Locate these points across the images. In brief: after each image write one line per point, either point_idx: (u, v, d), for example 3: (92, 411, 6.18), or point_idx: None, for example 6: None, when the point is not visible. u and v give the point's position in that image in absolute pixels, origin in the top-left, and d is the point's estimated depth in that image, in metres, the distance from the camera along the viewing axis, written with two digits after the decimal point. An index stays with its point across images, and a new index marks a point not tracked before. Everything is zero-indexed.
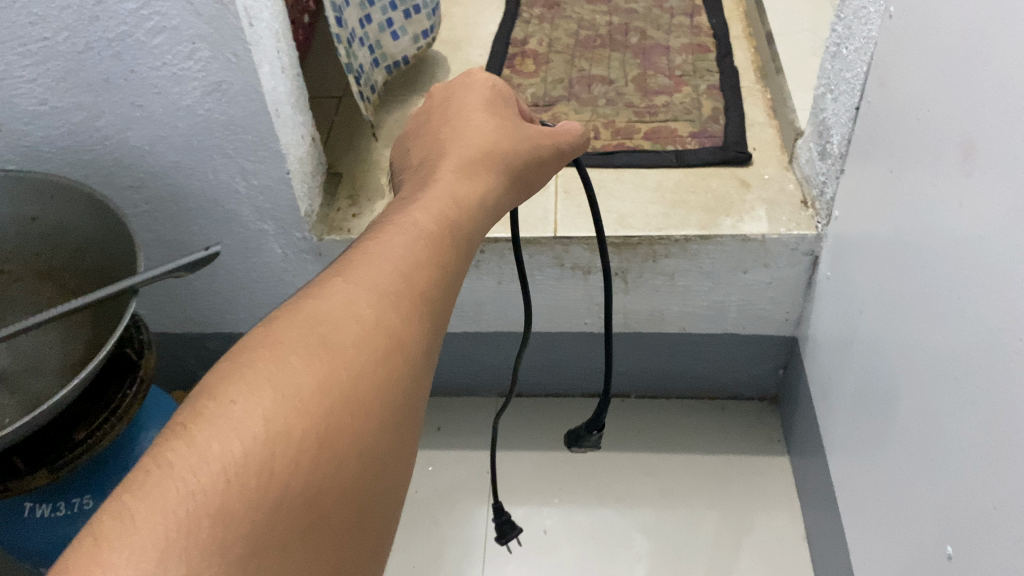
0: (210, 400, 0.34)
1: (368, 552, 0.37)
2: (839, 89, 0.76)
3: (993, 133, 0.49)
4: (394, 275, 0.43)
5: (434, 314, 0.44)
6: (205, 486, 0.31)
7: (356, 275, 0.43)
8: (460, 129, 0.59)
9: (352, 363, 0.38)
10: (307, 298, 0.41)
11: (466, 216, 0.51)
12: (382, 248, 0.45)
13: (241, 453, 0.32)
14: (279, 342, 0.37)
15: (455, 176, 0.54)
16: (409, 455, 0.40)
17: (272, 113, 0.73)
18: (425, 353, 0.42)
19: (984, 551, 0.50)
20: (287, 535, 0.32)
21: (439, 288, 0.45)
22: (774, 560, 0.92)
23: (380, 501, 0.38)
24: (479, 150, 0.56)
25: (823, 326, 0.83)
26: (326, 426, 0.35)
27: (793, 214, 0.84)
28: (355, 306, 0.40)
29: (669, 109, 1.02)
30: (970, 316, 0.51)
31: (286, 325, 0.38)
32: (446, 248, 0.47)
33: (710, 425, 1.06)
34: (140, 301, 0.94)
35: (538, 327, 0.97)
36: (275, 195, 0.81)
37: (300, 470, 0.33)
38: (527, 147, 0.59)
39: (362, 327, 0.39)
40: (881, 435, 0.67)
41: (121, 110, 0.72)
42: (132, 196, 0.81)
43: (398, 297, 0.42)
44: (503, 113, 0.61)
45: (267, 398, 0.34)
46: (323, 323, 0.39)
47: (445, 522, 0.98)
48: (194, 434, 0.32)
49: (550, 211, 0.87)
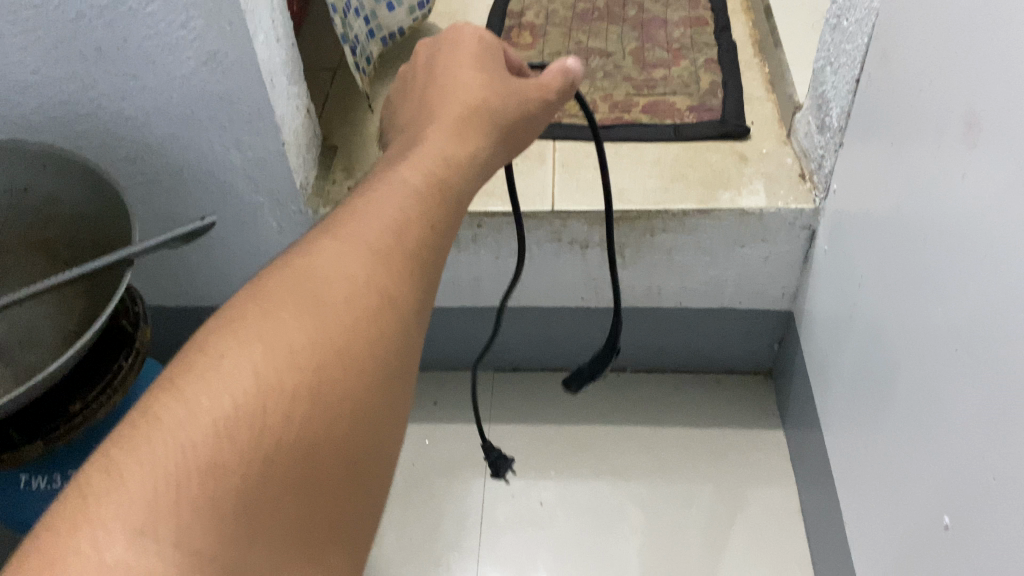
0: (200, 359, 0.34)
1: (363, 506, 0.37)
2: (839, 62, 0.75)
3: (997, 106, 0.49)
4: (385, 232, 0.43)
5: (427, 271, 0.44)
6: (194, 440, 0.31)
7: (346, 232, 0.43)
8: (454, 86, 0.58)
9: (342, 320, 0.38)
10: (298, 257, 0.41)
11: (458, 175, 0.51)
12: (373, 204, 0.45)
13: (229, 408, 0.33)
14: (268, 300, 0.38)
15: (447, 134, 0.54)
16: (404, 411, 0.41)
17: (266, 83, 0.72)
18: (418, 309, 0.42)
19: (981, 522, 0.50)
20: (279, 488, 0.33)
21: (433, 243, 0.45)
22: (769, 534, 0.92)
23: (377, 454, 0.38)
24: (471, 109, 0.56)
25: (820, 301, 0.83)
26: (316, 382, 0.35)
27: (791, 188, 0.83)
28: (344, 265, 0.41)
29: (668, 82, 1.01)
30: (971, 288, 0.51)
31: (275, 283, 0.39)
32: (438, 205, 0.47)
33: (706, 399, 1.07)
34: (135, 274, 0.93)
35: (535, 302, 0.97)
36: (271, 168, 0.80)
37: (289, 425, 0.33)
38: (520, 103, 0.59)
39: (352, 284, 0.40)
40: (879, 408, 0.67)
41: (115, 80, 0.71)
42: (126, 168, 0.80)
43: (390, 252, 0.42)
44: (495, 68, 0.60)
45: (255, 354, 0.35)
46: (313, 281, 0.39)
47: (441, 496, 0.98)
48: (183, 390, 0.33)
49: (548, 185, 0.87)
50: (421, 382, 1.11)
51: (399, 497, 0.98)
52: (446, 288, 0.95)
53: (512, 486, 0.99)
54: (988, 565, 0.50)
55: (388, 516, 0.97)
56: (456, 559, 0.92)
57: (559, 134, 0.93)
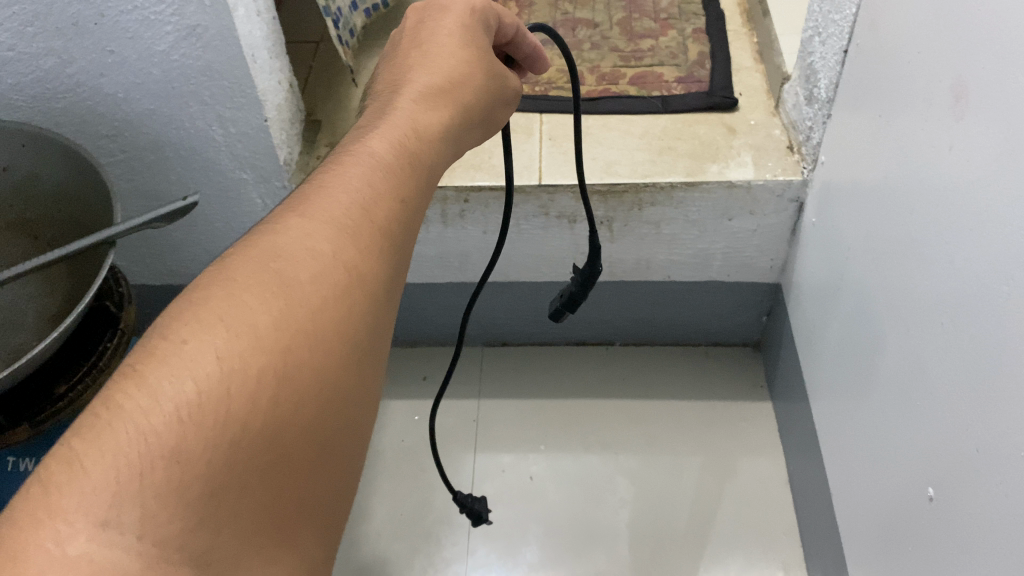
0: (161, 341, 0.32)
1: (332, 489, 0.36)
2: (827, 32, 0.75)
3: (985, 77, 0.48)
4: (351, 211, 0.42)
5: (394, 249, 0.43)
6: (158, 426, 0.29)
7: (310, 211, 0.41)
8: (427, 58, 0.57)
9: (308, 300, 0.36)
10: (262, 236, 0.39)
11: (427, 152, 0.50)
12: (339, 181, 0.44)
13: (195, 392, 0.30)
14: (230, 281, 0.36)
15: (415, 111, 0.53)
16: (373, 391, 0.39)
17: (247, 57, 0.71)
18: (386, 289, 0.41)
19: (966, 494, 0.51)
20: (247, 473, 0.31)
21: (401, 220, 0.44)
22: (756, 504, 0.93)
23: (346, 435, 0.36)
24: (445, 82, 0.55)
25: (808, 273, 0.83)
26: (284, 363, 0.34)
27: (779, 159, 0.83)
28: (309, 243, 0.39)
29: (655, 53, 1.00)
30: (958, 262, 0.51)
31: (237, 264, 0.37)
32: (405, 183, 0.46)
33: (693, 371, 1.07)
34: (119, 252, 0.92)
35: (523, 277, 0.97)
36: (254, 143, 0.79)
37: (258, 408, 0.32)
38: (489, 82, 0.58)
39: (318, 263, 0.38)
40: (865, 380, 0.67)
41: (93, 56, 0.70)
42: (107, 145, 0.79)
43: (358, 229, 0.41)
44: (477, 42, 0.59)
45: (219, 335, 0.33)
46: (279, 260, 0.38)
47: (431, 470, 0.99)
48: (144, 373, 0.31)
49: (535, 158, 0.86)
50: (411, 357, 1.11)
51: (390, 472, 0.99)
52: (434, 263, 0.94)
53: (502, 460, 0.99)
54: (972, 535, 0.50)
55: (378, 490, 0.97)
56: (447, 533, 0.93)
57: (546, 107, 0.92)
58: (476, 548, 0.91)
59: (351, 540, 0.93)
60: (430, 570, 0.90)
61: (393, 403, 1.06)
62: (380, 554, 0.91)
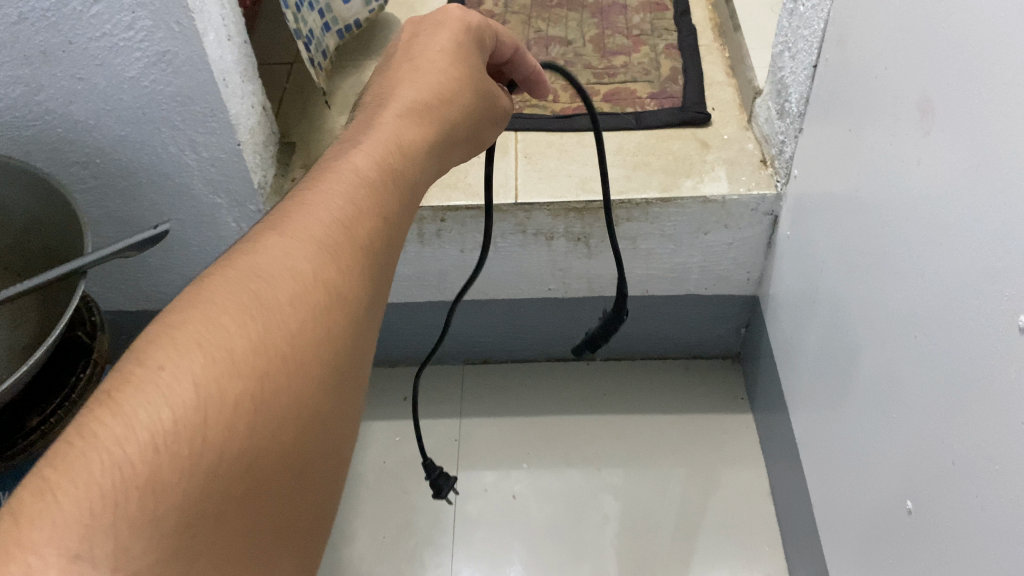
0: (137, 365, 0.31)
1: (307, 515, 0.35)
2: (796, 47, 0.75)
3: (951, 90, 0.49)
4: (333, 230, 0.41)
5: (374, 270, 0.42)
6: (133, 455, 0.28)
7: (290, 229, 0.41)
8: (417, 71, 0.57)
9: (286, 324, 0.36)
10: (241, 253, 0.39)
11: (409, 169, 0.49)
12: (320, 197, 0.43)
13: (171, 419, 0.30)
14: (208, 302, 0.35)
15: (398, 124, 0.52)
16: (352, 415, 0.39)
17: (219, 82, 0.71)
18: (365, 311, 0.41)
19: (943, 507, 0.51)
20: (223, 504, 0.30)
21: (382, 239, 0.44)
22: (739, 516, 0.93)
23: (323, 461, 0.36)
24: (430, 99, 0.55)
25: (784, 285, 0.84)
26: (260, 390, 0.33)
27: (752, 173, 0.84)
28: (288, 263, 0.38)
29: (629, 69, 1.00)
30: (929, 275, 0.52)
31: (214, 283, 0.36)
32: (386, 203, 0.46)
33: (675, 385, 1.07)
34: (93, 278, 0.91)
35: (502, 294, 0.96)
36: (227, 167, 0.78)
37: (233, 437, 0.31)
38: (471, 103, 0.58)
39: (297, 285, 0.38)
40: (842, 392, 0.67)
41: (62, 83, 0.69)
42: (78, 172, 0.78)
43: (339, 249, 0.41)
44: (463, 58, 0.59)
45: (197, 361, 0.32)
46: (257, 280, 0.37)
47: (414, 491, 0.98)
48: (120, 400, 0.30)
49: (511, 176, 0.86)
50: (391, 377, 1.10)
51: (372, 494, 0.98)
52: (412, 283, 0.94)
53: (485, 479, 0.98)
54: (949, 545, 0.50)
55: (360, 513, 0.96)
56: (431, 555, 0.92)
57: (521, 125, 0.92)
58: (459, 568, 0.90)
59: (333, 564, 0.92)
60: None
61: (373, 424, 1.05)
62: None
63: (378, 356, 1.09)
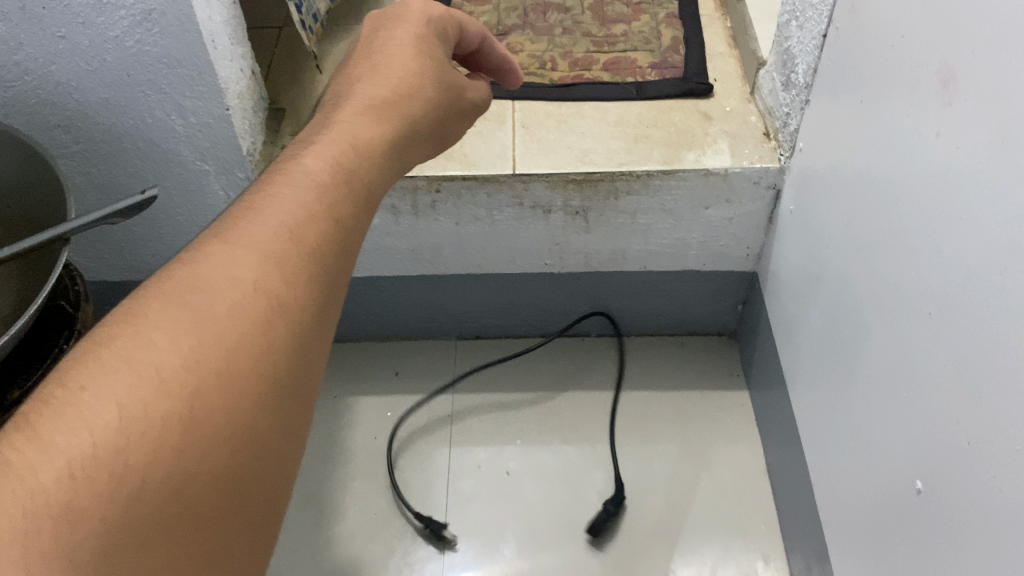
0: (58, 387, 0.29)
1: (251, 537, 0.33)
2: (804, 16, 0.73)
3: (976, 60, 0.47)
4: (280, 234, 0.39)
5: (330, 272, 0.40)
6: (46, 485, 0.26)
7: (237, 233, 0.38)
8: (380, 65, 0.55)
9: (224, 338, 0.34)
10: (182, 262, 0.37)
11: (368, 168, 0.47)
12: (271, 198, 0.41)
13: (91, 443, 0.28)
14: (139, 318, 0.33)
15: (360, 120, 0.50)
16: (302, 428, 0.37)
17: (208, 44, 0.68)
18: (316, 320, 0.38)
19: (956, 489, 0.50)
20: (149, 532, 0.28)
21: (339, 240, 0.41)
22: (734, 494, 0.92)
23: (267, 478, 0.34)
24: (393, 94, 0.53)
25: (785, 261, 0.82)
26: (194, 406, 0.31)
27: (756, 147, 0.82)
28: (231, 269, 0.36)
29: (628, 38, 0.98)
30: (946, 252, 0.50)
31: (150, 294, 0.34)
32: (342, 204, 0.43)
33: (670, 361, 1.06)
34: (75, 247, 0.89)
35: (496, 269, 0.94)
36: (215, 133, 0.76)
37: (160, 460, 0.29)
38: (435, 98, 0.56)
39: (236, 294, 0.35)
40: (848, 370, 0.66)
41: (42, 42, 0.66)
42: (60, 136, 0.75)
43: (289, 251, 0.38)
44: (429, 51, 0.57)
45: (123, 379, 0.30)
46: (196, 289, 0.35)
47: (406, 467, 0.96)
48: (37, 426, 0.28)
49: (508, 147, 0.84)
50: (382, 352, 1.09)
51: (362, 471, 0.96)
52: (405, 256, 0.92)
53: (477, 456, 0.97)
54: (962, 529, 0.49)
55: (351, 489, 0.95)
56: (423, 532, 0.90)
57: (518, 94, 0.90)
58: (451, 546, 0.89)
59: (324, 542, 0.90)
60: (404, 569, 0.87)
61: (363, 400, 1.03)
62: (354, 556, 0.89)
63: (369, 330, 1.07)
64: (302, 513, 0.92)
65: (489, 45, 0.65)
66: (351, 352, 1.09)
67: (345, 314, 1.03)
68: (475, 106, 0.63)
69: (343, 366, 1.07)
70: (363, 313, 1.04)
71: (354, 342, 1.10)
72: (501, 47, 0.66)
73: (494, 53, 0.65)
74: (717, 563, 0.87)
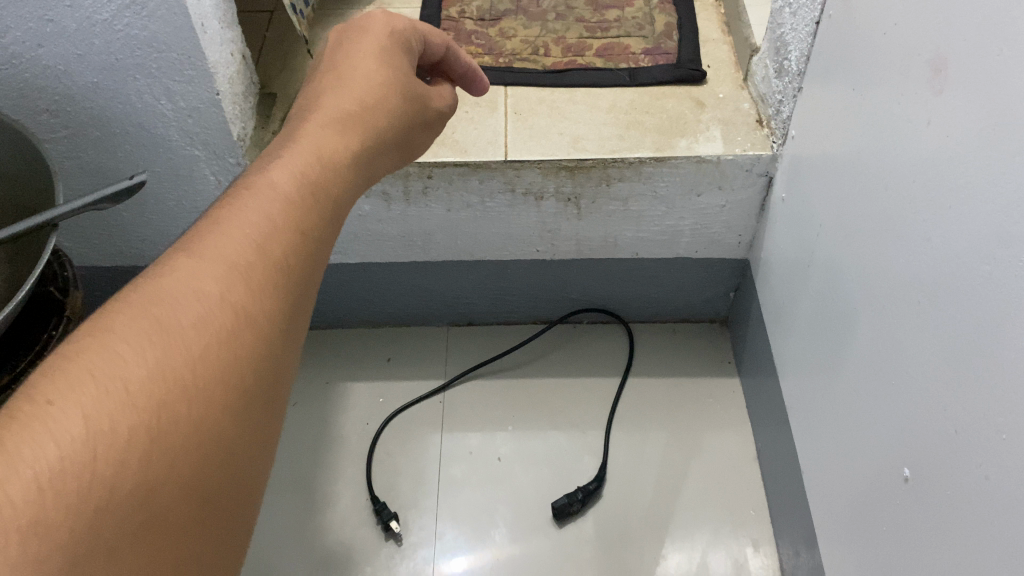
0: (18, 402, 0.27)
1: (221, 557, 0.31)
2: (798, 2, 0.73)
3: (968, 47, 0.47)
4: (248, 245, 0.37)
5: (296, 287, 0.38)
6: (13, 494, 0.24)
7: (202, 247, 0.36)
8: (340, 81, 0.53)
9: (193, 349, 0.32)
10: (147, 276, 0.35)
11: (336, 176, 0.46)
12: (236, 211, 0.39)
13: (56, 457, 0.26)
14: (102, 329, 0.31)
15: (322, 135, 0.48)
16: (270, 444, 0.35)
17: (197, 28, 0.67)
18: (283, 333, 0.37)
19: (943, 476, 0.50)
20: (118, 550, 0.26)
21: (305, 255, 0.40)
22: (724, 480, 0.93)
23: (235, 498, 0.32)
24: (355, 110, 0.51)
25: (777, 248, 0.83)
26: (163, 421, 0.29)
27: (748, 134, 0.82)
28: (198, 283, 0.35)
29: (621, 24, 0.98)
30: (936, 240, 0.50)
31: (114, 309, 0.32)
32: (309, 213, 0.42)
33: (662, 348, 1.06)
34: (64, 232, 0.88)
35: (488, 255, 0.94)
36: (205, 118, 0.75)
37: (130, 469, 0.27)
38: (393, 115, 0.54)
39: (204, 306, 0.34)
40: (837, 358, 0.66)
41: (29, 25, 0.66)
42: (48, 121, 0.74)
43: (256, 264, 0.37)
44: (390, 66, 0.56)
45: (89, 393, 0.28)
46: (162, 301, 0.33)
47: (397, 453, 0.96)
48: (2, 438, 0.26)
49: (500, 133, 0.83)
50: (374, 339, 1.09)
51: (354, 457, 0.96)
52: (397, 242, 0.92)
53: (469, 442, 0.97)
54: (948, 516, 0.50)
55: (343, 474, 0.95)
56: (414, 517, 0.91)
57: (510, 80, 0.89)
58: (442, 532, 0.89)
59: (316, 527, 0.90)
60: (396, 554, 0.88)
61: (355, 386, 1.03)
62: (346, 541, 0.89)
63: (360, 316, 1.07)
64: (293, 499, 0.92)
65: (453, 54, 0.64)
66: (343, 338, 1.09)
67: (336, 300, 1.03)
68: (434, 119, 0.62)
69: (334, 352, 1.07)
70: (355, 300, 1.03)
71: (345, 328, 1.09)
72: (464, 56, 0.66)
73: (459, 62, 0.65)
74: (706, 547, 0.87)
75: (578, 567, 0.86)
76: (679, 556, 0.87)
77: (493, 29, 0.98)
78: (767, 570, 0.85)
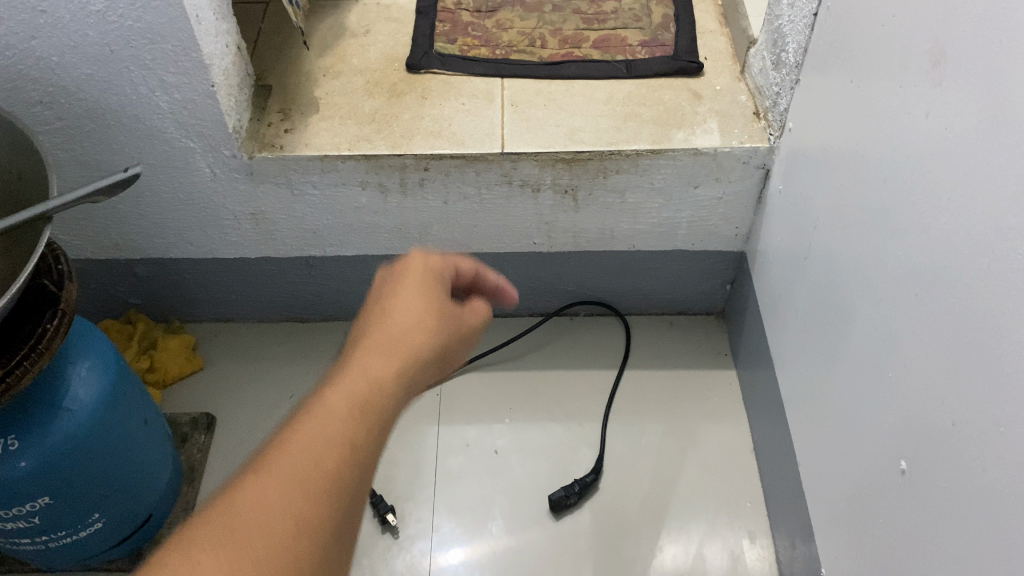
0: None
1: None
2: None
3: (967, 39, 0.47)
4: (307, 468, 0.39)
5: (344, 526, 0.40)
6: None
7: (267, 470, 0.39)
8: (394, 313, 0.48)
9: None
10: (215, 503, 0.37)
11: (384, 403, 0.44)
12: (302, 436, 0.40)
13: None
14: (190, 539, 0.35)
15: (381, 350, 0.46)
16: None
17: (192, 18, 0.67)
18: (332, 556, 0.38)
19: (940, 469, 0.50)
20: None
21: (362, 478, 0.41)
22: (721, 472, 0.93)
23: None
24: (412, 365, 0.46)
25: (773, 241, 0.83)
26: None
27: (745, 126, 0.82)
28: (261, 515, 0.37)
29: (618, 16, 0.97)
30: (934, 233, 0.50)
31: (184, 539, 0.35)
32: (360, 438, 0.42)
33: (658, 340, 1.06)
34: (59, 225, 0.88)
35: (485, 248, 0.94)
36: (200, 110, 0.75)
37: None
38: (450, 344, 0.50)
39: (266, 543, 0.36)
40: (834, 351, 0.66)
41: (22, 16, 0.65)
42: (42, 112, 0.74)
43: (317, 493, 0.38)
44: (446, 307, 0.50)
45: None
46: (230, 535, 0.36)
47: (394, 445, 0.96)
48: None
49: (496, 124, 0.83)
50: None
51: None
52: (393, 235, 0.91)
53: (465, 434, 0.97)
54: (944, 508, 0.50)
55: None
56: (411, 509, 0.90)
57: (507, 71, 0.89)
58: (439, 524, 0.89)
59: None
60: (393, 547, 0.88)
61: None
62: None
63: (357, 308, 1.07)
64: None
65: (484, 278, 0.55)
66: (339, 330, 1.08)
67: (332, 292, 1.03)
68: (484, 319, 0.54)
69: (331, 344, 1.07)
70: (351, 292, 1.03)
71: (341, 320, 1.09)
72: (493, 283, 0.56)
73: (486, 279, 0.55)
74: (702, 538, 0.88)
75: (574, 559, 0.86)
76: (675, 548, 0.87)
77: (489, 20, 0.97)
78: (762, 561, 0.86)
